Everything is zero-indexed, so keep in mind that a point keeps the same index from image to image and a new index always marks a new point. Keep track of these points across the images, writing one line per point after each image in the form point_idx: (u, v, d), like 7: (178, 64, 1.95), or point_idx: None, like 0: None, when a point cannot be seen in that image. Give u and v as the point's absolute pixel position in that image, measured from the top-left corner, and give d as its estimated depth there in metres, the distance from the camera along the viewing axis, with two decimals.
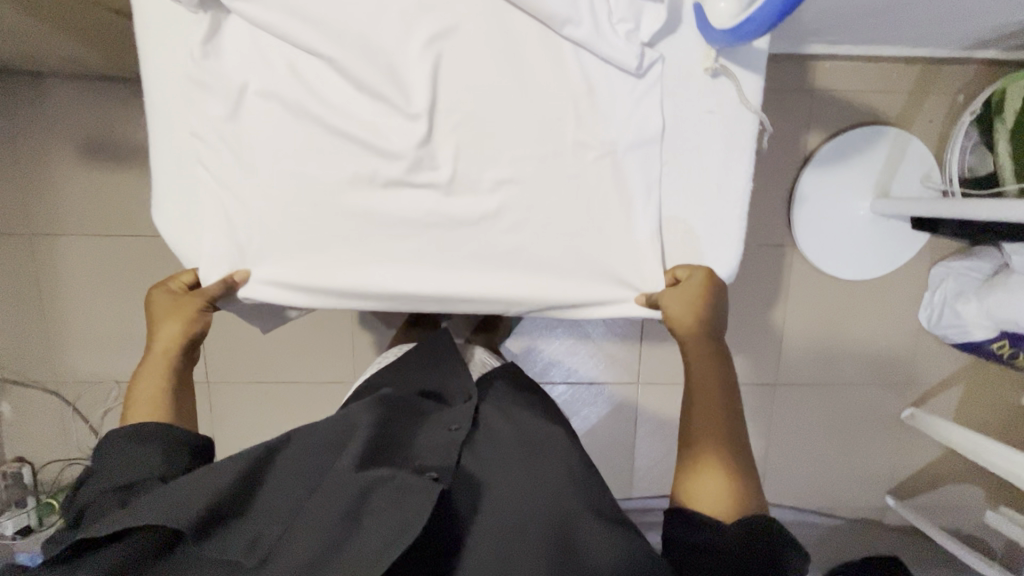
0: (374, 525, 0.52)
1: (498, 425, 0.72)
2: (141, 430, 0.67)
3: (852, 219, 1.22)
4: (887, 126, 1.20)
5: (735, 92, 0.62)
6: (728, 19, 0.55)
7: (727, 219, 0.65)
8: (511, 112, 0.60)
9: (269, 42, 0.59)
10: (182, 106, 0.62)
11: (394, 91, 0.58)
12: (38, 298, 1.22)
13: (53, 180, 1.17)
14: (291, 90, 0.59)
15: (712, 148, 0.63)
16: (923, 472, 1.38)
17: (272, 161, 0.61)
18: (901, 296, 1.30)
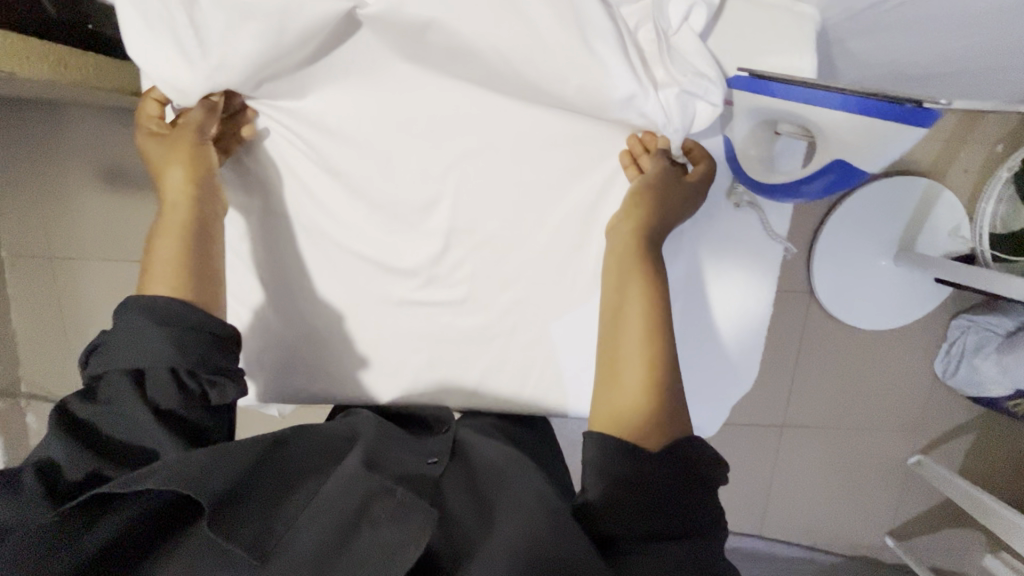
0: (376, 538, 0.46)
1: (479, 445, 0.61)
2: (149, 305, 0.55)
3: (874, 271, 1.19)
4: (918, 177, 1.15)
5: (760, 223, 0.63)
6: (758, 163, 0.60)
7: (742, 340, 0.66)
8: (528, 230, 0.62)
9: (295, 167, 0.65)
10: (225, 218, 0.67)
11: (420, 216, 0.63)
12: (61, 318, 1.25)
13: (73, 207, 1.19)
14: (319, 214, 0.65)
15: (732, 274, 0.65)
16: (924, 514, 1.39)
17: (311, 268, 0.66)
18: (918, 346, 1.28)
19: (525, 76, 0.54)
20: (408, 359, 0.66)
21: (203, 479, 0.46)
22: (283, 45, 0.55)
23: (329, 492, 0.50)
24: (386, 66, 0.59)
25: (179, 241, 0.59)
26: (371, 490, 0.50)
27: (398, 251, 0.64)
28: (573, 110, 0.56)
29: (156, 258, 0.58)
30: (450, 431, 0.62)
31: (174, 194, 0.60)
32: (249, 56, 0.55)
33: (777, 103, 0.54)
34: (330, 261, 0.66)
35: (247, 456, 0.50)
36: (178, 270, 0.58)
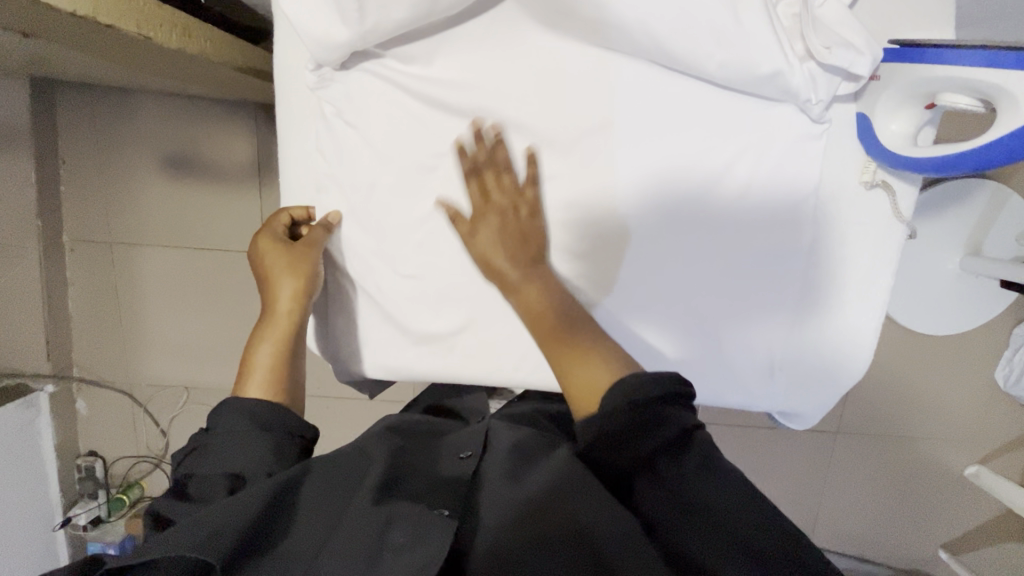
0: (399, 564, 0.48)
1: (504, 441, 0.63)
2: (244, 410, 0.57)
3: (939, 275, 1.16)
4: (985, 178, 1.13)
5: (890, 207, 0.55)
6: (902, 140, 0.53)
7: (862, 332, 0.57)
8: (661, 211, 0.55)
9: (407, 133, 0.57)
10: (312, 195, 0.62)
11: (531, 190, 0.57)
12: (117, 304, 1.26)
13: (134, 193, 1.20)
14: (443, 194, 0.58)
15: (857, 259, 0.57)
16: (977, 529, 1.35)
17: (408, 249, 0.60)
18: (977, 354, 1.25)
19: (671, 49, 0.49)
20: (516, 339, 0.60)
21: (212, 535, 0.46)
22: (435, 11, 0.51)
23: (344, 525, 0.51)
24: (525, 28, 0.53)
25: (279, 350, 0.61)
26: (384, 517, 0.51)
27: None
28: (723, 82, 0.51)
29: (255, 362, 0.60)
30: (482, 424, 0.66)
31: (283, 306, 0.61)
32: (396, 23, 0.51)
33: (942, 71, 0.48)
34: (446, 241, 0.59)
35: (259, 494, 0.50)
36: (273, 376, 0.60)
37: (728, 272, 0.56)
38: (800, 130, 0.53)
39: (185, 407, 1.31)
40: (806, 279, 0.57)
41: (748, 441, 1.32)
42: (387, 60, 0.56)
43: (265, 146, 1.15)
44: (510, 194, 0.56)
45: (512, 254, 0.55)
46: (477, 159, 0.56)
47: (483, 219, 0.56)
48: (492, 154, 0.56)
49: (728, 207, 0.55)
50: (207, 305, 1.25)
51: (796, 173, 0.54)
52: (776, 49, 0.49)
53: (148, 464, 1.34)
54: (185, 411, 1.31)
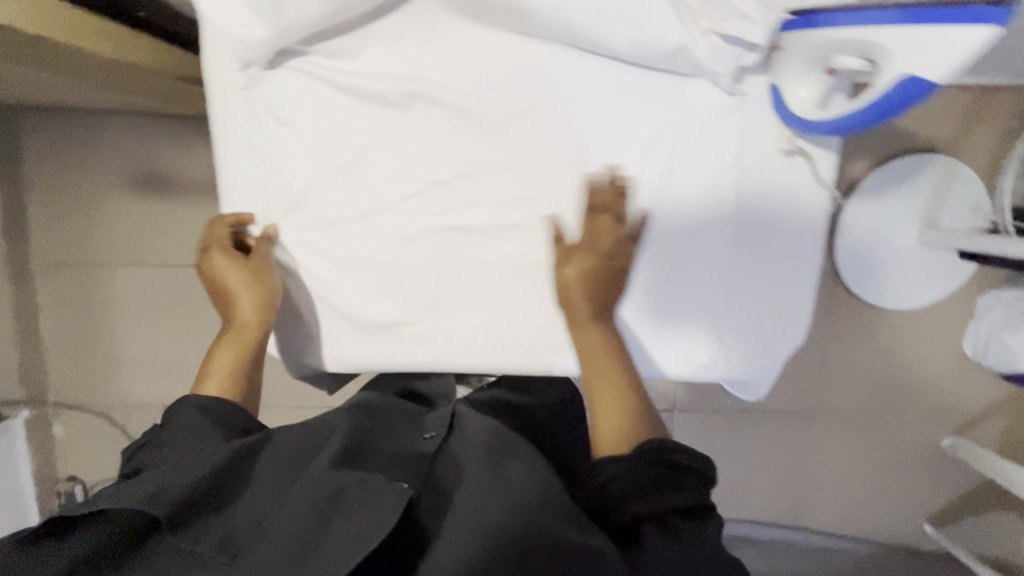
0: (345, 527, 0.48)
1: (471, 420, 0.65)
2: (201, 401, 0.59)
3: (898, 249, 1.18)
4: (935, 154, 1.17)
5: (810, 170, 0.57)
6: (811, 107, 0.55)
7: (797, 295, 0.59)
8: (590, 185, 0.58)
9: (341, 126, 0.60)
10: (252, 194, 0.63)
11: (467, 172, 0.59)
12: (89, 325, 1.26)
13: (102, 213, 1.20)
14: (382, 183, 0.60)
15: (786, 225, 0.58)
16: (961, 500, 1.36)
17: (351, 240, 0.61)
18: (944, 325, 1.27)
19: (579, 30, 0.53)
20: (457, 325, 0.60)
21: (155, 491, 0.49)
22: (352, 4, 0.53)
23: (295, 489, 0.51)
24: (442, 19, 0.57)
25: (234, 366, 0.62)
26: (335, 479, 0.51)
27: (446, 206, 0.60)
28: (637, 58, 0.55)
29: (210, 380, 0.62)
30: (449, 406, 0.68)
31: (244, 318, 0.61)
32: (315, 17, 0.54)
33: (834, 33, 0.50)
34: (387, 226, 0.61)
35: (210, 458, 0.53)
36: (230, 389, 0.62)
37: (657, 243, 0.58)
38: (718, 102, 0.57)
39: None
40: (738, 249, 0.58)
41: (726, 426, 1.33)
42: (314, 57, 0.59)
43: None
44: (615, 246, 0.56)
45: (589, 298, 0.56)
46: (598, 202, 0.57)
47: (579, 254, 0.56)
48: (609, 203, 0.56)
49: (660, 177, 0.58)
50: (180, 321, 1.25)
51: (714, 144, 0.57)
52: (677, 24, 0.52)
53: None
54: None
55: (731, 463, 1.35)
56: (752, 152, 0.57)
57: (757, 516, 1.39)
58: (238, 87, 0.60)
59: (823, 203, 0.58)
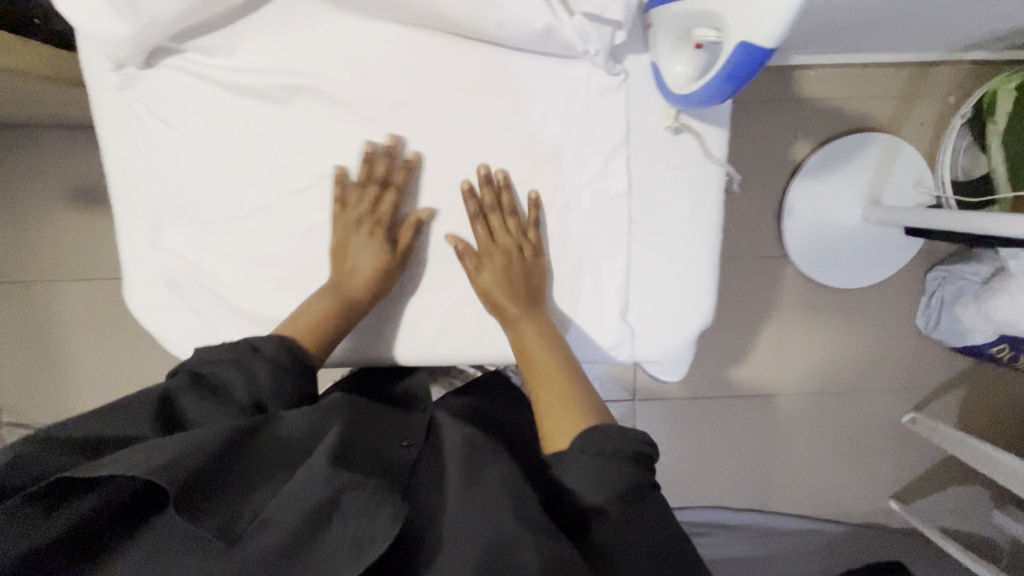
0: (343, 530, 0.44)
1: (448, 429, 0.62)
2: (214, 373, 0.55)
3: (844, 228, 1.19)
4: (875, 132, 1.17)
5: (698, 147, 0.59)
6: (685, 81, 0.54)
7: (695, 270, 0.62)
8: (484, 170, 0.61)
9: (223, 124, 0.60)
10: (143, 195, 0.63)
11: (360, 164, 0.61)
12: (39, 342, 1.25)
13: (44, 229, 1.20)
14: (271, 178, 0.61)
15: (678, 204, 0.61)
16: (925, 475, 1.37)
17: (244, 237, 0.61)
18: (897, 302, 1.28)
19: (452, 16, 0.54)
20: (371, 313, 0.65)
21: (165, 462, 0.44)
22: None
23: (293, 484, 0.47)
24: (320, 12, 0.58)
25: (326, 304, 0.61)
26: (341, 479, 0.47)
27: (339, 199, 0.62)
28: (512, 41, 0.56)
29: (299, 314, 0.61)
30: (426, 414, 0.66)
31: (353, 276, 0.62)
32: (176, 12, 0.53)
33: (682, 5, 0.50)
34: (286, 221, 0.62)
35: (215, 438, 0.48)
36: (322, 327, 0.61)
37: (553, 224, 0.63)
38: (601, 83, 0.58)
39: None
40: (632, 224, 0.62)
41: (688, 412, 1.33)
42: (187, 53, 0.58)
43: None
44: (516, 233, 0.62)
45: (513, 297, 0.61)
46: (484, 203, 0.61)
47: (487, 260, 0.61)
48: (497, 198, 0.61)
49: (547, 159, 0.61)
50: (132, 334, 1.25)
51: (596, 128, 0.60)
52: (541, 6, 0.53)
53: None
54: None
55: (696, 448, 1.35)
56: (638, 132, 0.60)
57: (726, 501, 1.38)
58: (113, 89, 0.59)
59: (716, 176, 0.61)
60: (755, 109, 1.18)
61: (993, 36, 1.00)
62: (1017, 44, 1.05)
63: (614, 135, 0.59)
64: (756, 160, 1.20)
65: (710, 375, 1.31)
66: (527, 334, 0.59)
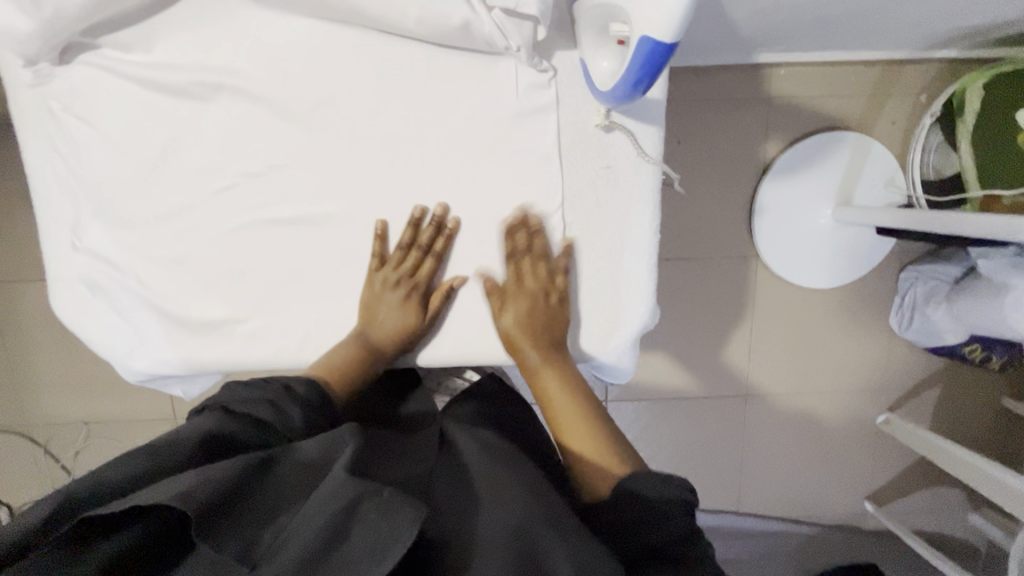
0: (365, 539, 0.42)
1: (463, 447, 0.63)
2: (246, 410, 0.55)
3: (814, 228, 1.18)
4: (846, 131, 1.16)
5: (632, 146, 0.58)
6: (610, 76, 0.52)
7: (635, 271, 0.61)
8: (413, 169, 0.59)
9: (144, 121, 0.58)
10: (62, 194, 0.61)
11: (280, 164, 0.59)
12: (3, 344, 1.24)
13: (4, 230, 1.18)
14: (192, 177, 0.59)
15: (615, 203, 0.60)
16: (900, 476, 1.37)
17: (168, 237, 0.60)
18: (870, 303, 1.27)
19: (372, 11, 0.53)
20: (294, 319, 0.61)
21: (191, 491, 0.44)
22: None
23: (316, 497, 0.46)
24: (241, 8, 0.56)
25: (353, 352, 0.62)
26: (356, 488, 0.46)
27: (260, 198, 0.59)
28: (437, 39, 0.55)
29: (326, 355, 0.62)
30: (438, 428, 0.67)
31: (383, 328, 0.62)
32: (82, 7, 0.51)
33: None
34: (208, 221, 0.60)
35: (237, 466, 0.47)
36: (339, 373, 0.62)
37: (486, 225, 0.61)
38: (530, 79, 0.57)
39: (87, 442, 1.28)
40: (568, 225, 0.60)
41: (661, 413, 1.33)
42: (105, 49, 0.57)
43: None
44: (542, 280, 0.60)
45: (536, 344, 0.61)
46: (517, 245, 0.60)
47: (512, 301, 0.60)
48: (531, 242, 0.60)
49: (476, 157, 0.59)
50: None
51: (526, 125, 0.58)
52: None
53: None
54: (88, 447, 1.28)
55: (670, 450, 1.34)
56: (572, 129, 0.58)
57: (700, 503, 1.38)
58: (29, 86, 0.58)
59: (653, 175, 0.59)
60: (725, 109, 1.17)
61: (957, 34, 0.99)
62: (983, 42, 1.04)
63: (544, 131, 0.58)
64: (725, 161, 1.19)
65: (682, 377, 1.30)
66: (550, 383, 0.61)
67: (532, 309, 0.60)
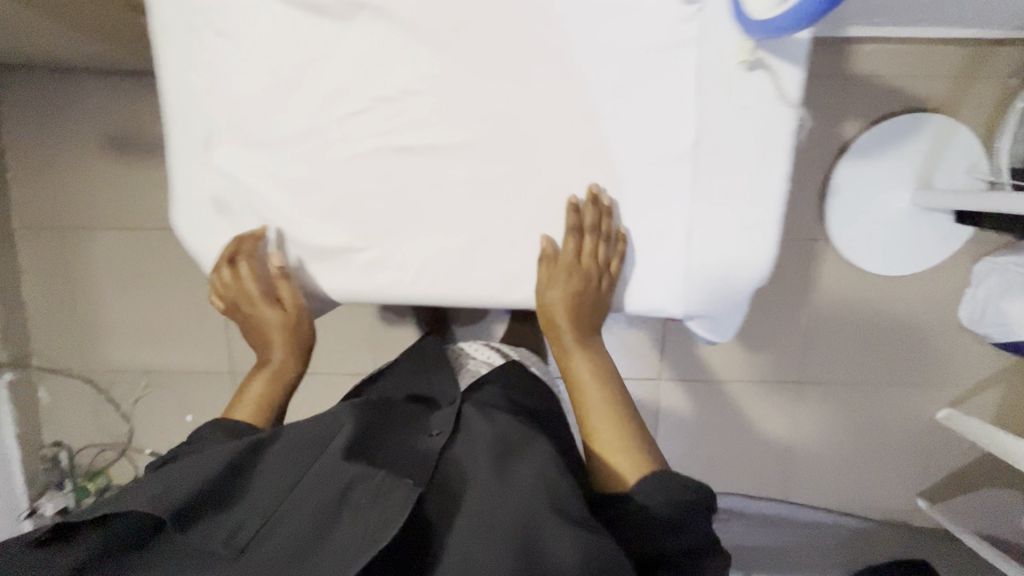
0: (356, 523, 0.52)
1: (473, 422, 0.66)
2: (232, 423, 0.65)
3: (890, 213, 1.14)
4: (930, 113, 1.12)
5: (772, 86, 0.51)
6: (766, 8, 0.48)
7: (764, 225, 0.54)
8: (541, 102, 0.54)
9: (280, 39, 0.55)
10: (191, 110, 0.58)
11: (415, 90, 0.55)
12: (70, 289, 1.26)
13: (78, 174, 1.21)
14: (318, 100, 0.56)
15: (750, 149, 0.52)
16: (953, 474, 1.33)
17: (293, 162, 0.58)
18: (939, 294, 1.23)
19: None
20: (412, 254, 0.58)
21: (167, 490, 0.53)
22: None
23: (305, 490, 0.55)
24: None
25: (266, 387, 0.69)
26: (349, 475, 0.55)
27: (393, 125, 0.56)
28: None
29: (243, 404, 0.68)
30: (453, 406, 0.70)
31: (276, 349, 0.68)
32: None
33: None
34: (330, 149, 0.57)
35: (225, 457, 0.57)
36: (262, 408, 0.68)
37: (617, 166, 0.55)
38: (673, 8, 0.50)
39: (146, 389, 1.30)
40: (695, 176, 0.54)
41: (716, 396, 1.30)
42: None
43: None
44: (597, 261, 0.58)
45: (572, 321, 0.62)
46: (585, 223, 0.56)
47: (560, 276, 0.59)
48: (598, 220, 0.56)
49: (612, 89, 0.53)
50: (161, 285, 1.25)
51: (676, 56, 0.51)
52: None
53: (113, 452, 1.34)
54: (147, 394, 1.31)
55: (720, 435, 1.32)
56: (707, 67, 0.51)
57: (747, 490, 1.36)
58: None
59: (791, 121, 0.52)
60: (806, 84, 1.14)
61: None
62: None
63: (688, 63, 0.51)
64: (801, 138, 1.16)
65: (739, 360, 1.28)
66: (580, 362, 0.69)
67: (581, 292, 0.59)
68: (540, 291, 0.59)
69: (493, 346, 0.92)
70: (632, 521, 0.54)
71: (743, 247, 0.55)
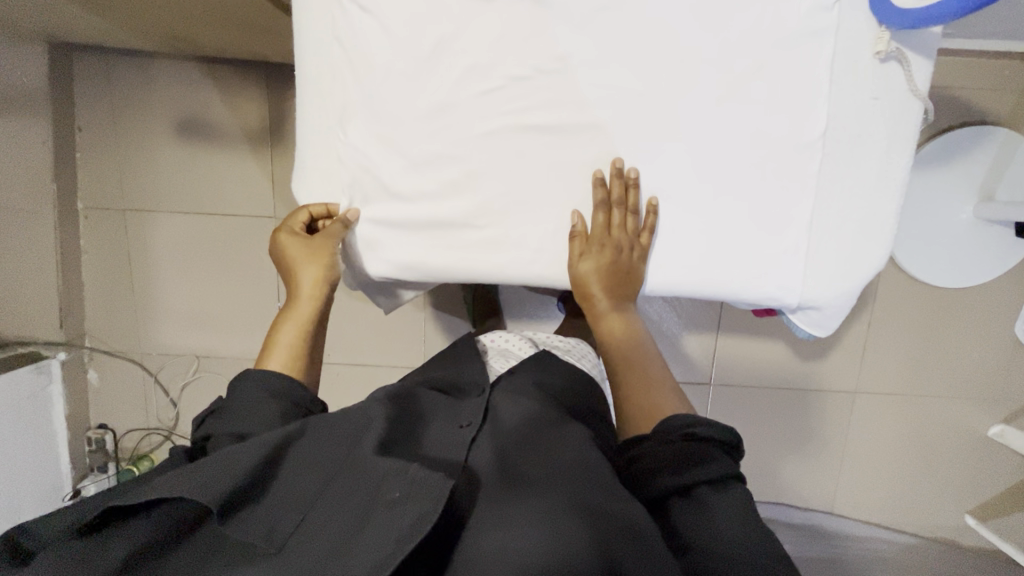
0: (391, 517, 0.46)
1: (506, 414, 0.62)
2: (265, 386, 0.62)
3: (952, 224, 1.14)
4: (996, 126, 1.12)
5: (905, 78, 0.60)
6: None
7: (884, 211, 0.64)
8: (681, 87, 0.61)
9: (420, 22, 0.60)
10: (326, 89, 0.65)
11: (550, 69, 0.61)
12: (128, 270, 1.27)
13: (145, 155, 1.22)
14: (453, 80, 0.62)
15: (875, 137, 0.62)
16: (1006, 492, 1.31)
17: (428, 138, 0.64)
18: (996, 307, 1.23)
19: None
20: (539, 231, 0.66)
21: (206, 484, 0.47)
22: None
23: (342, 482, 0.50)
24: None
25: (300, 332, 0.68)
26: (383, 470, 0.50)
27: (522, 105, 0.62)
28: None
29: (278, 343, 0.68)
30: (481, 396, 0.65)
31: (301, 292, 0.70)
32: None
33: None
34: (469, 123, 0.63)
35: (258, 448, 0.51)
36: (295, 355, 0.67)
37: (747, 150, 0.62)
38: (813, 2, 0.58)
39: (195, 375, 1.31)
40: (823, 161, 0.62)
41: (765, 402, 1.29)
42: None
43: (281, 108, 1.19)
44: (630, 233, 0.66)
45: (606, 291, 0.68)
46: (612, 195, 0.64)
47: (594, 249, 0.66)
48: (624, 194, 0.64)
49: (747, 78, 0.61)
50: (219, 271, 1.27)
51: (806, 52, 0.59)
52: None
53: (157, 437, 1.34)
54: (195, 380, 1.31)
55: (767, 442, 1.31)
56: (845, 58, 0.60)
57: (792, 501, 1.34)
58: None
59: (916, 112, 0.62)
60: None
61: None
62: None
63: (820, 58, 0.60)
64: None
65: (790, 367, 1.27)
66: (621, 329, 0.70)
67: (612, 260, 0.66)
68: (580, 265, 0.67)
69: (523, 337, 0.85)
70: (659, 478, 0.54)
71: (854, 230, 0.64)
